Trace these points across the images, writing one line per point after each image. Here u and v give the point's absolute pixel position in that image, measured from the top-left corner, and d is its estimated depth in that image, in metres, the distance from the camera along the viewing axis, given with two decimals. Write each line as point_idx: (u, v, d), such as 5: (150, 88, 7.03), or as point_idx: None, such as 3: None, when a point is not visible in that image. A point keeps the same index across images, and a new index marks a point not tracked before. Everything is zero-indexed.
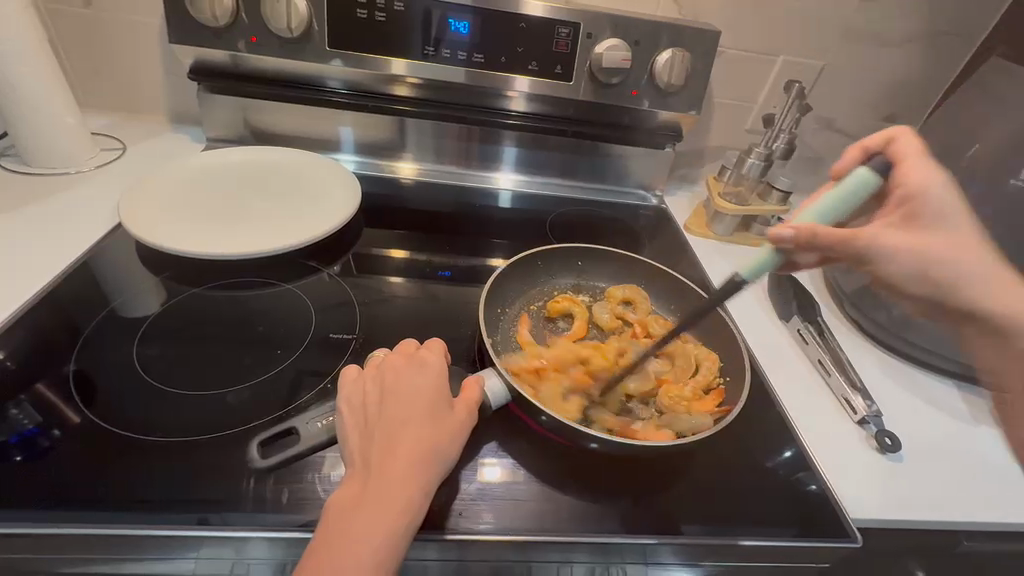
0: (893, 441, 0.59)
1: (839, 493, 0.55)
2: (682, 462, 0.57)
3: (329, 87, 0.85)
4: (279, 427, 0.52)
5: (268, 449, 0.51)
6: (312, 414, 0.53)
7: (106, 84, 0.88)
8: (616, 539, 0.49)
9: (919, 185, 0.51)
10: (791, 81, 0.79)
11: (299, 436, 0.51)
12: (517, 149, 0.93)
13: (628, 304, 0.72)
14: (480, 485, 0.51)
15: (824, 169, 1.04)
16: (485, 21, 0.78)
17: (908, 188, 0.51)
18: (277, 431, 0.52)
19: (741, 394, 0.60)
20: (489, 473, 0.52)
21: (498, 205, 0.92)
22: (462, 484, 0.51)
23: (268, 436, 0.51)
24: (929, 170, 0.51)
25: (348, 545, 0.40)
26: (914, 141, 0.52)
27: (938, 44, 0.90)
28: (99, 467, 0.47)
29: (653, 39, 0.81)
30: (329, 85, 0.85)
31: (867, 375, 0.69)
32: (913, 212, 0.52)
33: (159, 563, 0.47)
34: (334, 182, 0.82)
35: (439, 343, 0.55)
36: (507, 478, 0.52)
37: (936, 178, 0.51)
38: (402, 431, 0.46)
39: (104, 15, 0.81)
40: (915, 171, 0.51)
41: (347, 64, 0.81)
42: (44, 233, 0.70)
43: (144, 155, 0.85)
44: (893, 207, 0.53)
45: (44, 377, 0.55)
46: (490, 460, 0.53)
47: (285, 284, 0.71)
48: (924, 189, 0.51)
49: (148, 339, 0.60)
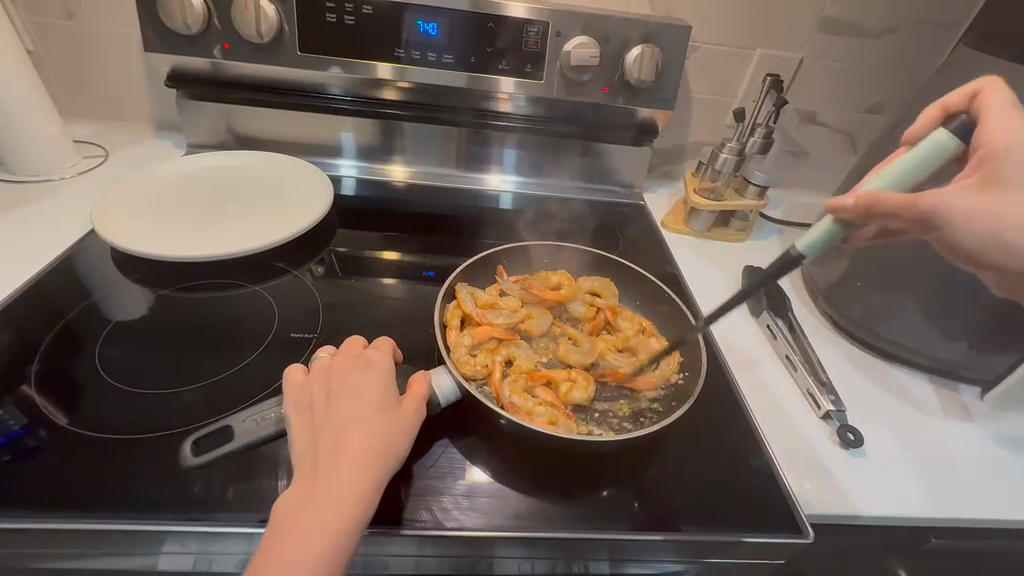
0: (856, 436, 0.58)
1: (792, 487, 0.54)
2: (642, 458, 0.56)
3: (332, 95, 0.87)
4: (210, 427, 0.52)
5: (201, 445, 0.51)
6: (248, 412, 0.53)
7: (90, 94, 0.90)
8: (574, 535, 0.49)
9: (1002, 141, 0.45)
10: (768, 75, 0.79)
11: (234, 432, 0.51)
12: (518, 152, 0.94)
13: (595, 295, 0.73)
14: (472, 484, 0.52)
15: (809, 163, 1.03)
16: (454, 21, 0.79)
17: (987, 143, 0.45)
18: (207, 430, 0.52)
19: (696, 385, 0.60)
20: (480, 473, 0.53)
21: (499, 206, 0.93)
22: (452, 484, 0.51)
23: (200, 433, 0.52)
24: (1014, 121, 0.45)
25: (298, 540, 0.40)
26: (1004, 95, 0.48)
27: (918, 33, 0.88)
28: (72, 467, 0.49)
29: (624, 36, 0.81)
30: (333, 92, 0.87)
31: (838, 370, 0.68)
32: (997, 176, 0.45)
33: (120, 558, 0.48)
34: (308, 182, 0.83)
35: (389, 342, 0.55)
36: (499, 477, 0.53)
37: (1015, 131, 0.45)
38: (349, 428, 0.46)
39: (86, 27, 0.84)
40: (1004, 130, 0.45)
41: (346, 71, 0.82)
42: (26, 238, 0.72)
43: (126, 162, 0.87)
44: (973, 169, 0.47)
45: (25, 381, 0.56)
46: (481, 460, 0.54)
47: (250, 285, 0.72)
48: (1008, 147, 0.44)
49: (116, 341, 0.61)
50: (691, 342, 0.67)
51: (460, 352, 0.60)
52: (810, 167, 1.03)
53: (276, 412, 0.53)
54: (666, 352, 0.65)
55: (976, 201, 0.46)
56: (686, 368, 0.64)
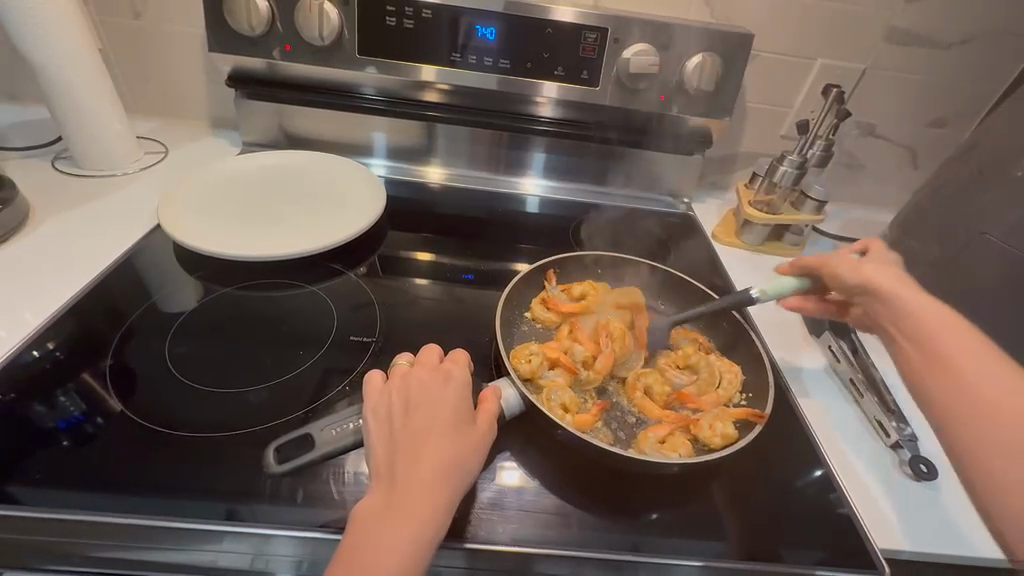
0: (928, 468, 0.56)
1: (867, 520, 0.52)
2: (703, 479, 0.55)
3: (366, 95, 0.87)
4: (294, 434, 0.53)
5: (281, 455, 0.51)
6: (326, 422, 0.53)
7: (152, 92, 0.93)
8: (635, 556, 0.48)
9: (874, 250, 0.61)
10: (832, 85, 0.76)
11: (314, 442, 0.52)
12: (548, 156, 0.93)
13: None
14: (501, 489, 0.51)
15: (864, 176, 0.99)
16: (511, 26, 0.79)
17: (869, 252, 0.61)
18: (291, 437, 0.52)
19: (767, 404, 0.60)
20: (509, 476, 0.52)
21: (527, 210, 0.92)
22: (483, 491, 0.50)
23: (282, 442, 0.52)
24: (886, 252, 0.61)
25: (378, 552, 0.40)
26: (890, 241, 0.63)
27: (995, 44, 0.84)
28: (132, 457, 0.50)
29: (682, 44, 0.80)
30: (366, 92, 0.87)
31: (904, 397, 0.65)
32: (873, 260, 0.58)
33: (176, 555, 0.48)
34: (361, 185, 0.84)
35: (465, 356, 0.55)
36: (529, 484, 0.52)
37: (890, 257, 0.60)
38: (428, 442, 0.46)
39: (152, 26, 0.86)
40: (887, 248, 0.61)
41: (385, 71, 0.82)
42: (92, 231, 0.74)
43: (184, 158, 0.89)
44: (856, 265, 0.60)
45: (86, 368, 0.57)
46: (509, 465, 0.53)
47: (309, 285, 0.73)
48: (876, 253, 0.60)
49: (180, 336, 0.63)
50: (751, 358, 0.66)
51: (525, 346, 0.61)
52: (865, 181, 1.00)
53: (354, 422, 0.53)
54: (728, 370, 0.64)
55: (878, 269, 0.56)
56: (748, 389, 0.63)
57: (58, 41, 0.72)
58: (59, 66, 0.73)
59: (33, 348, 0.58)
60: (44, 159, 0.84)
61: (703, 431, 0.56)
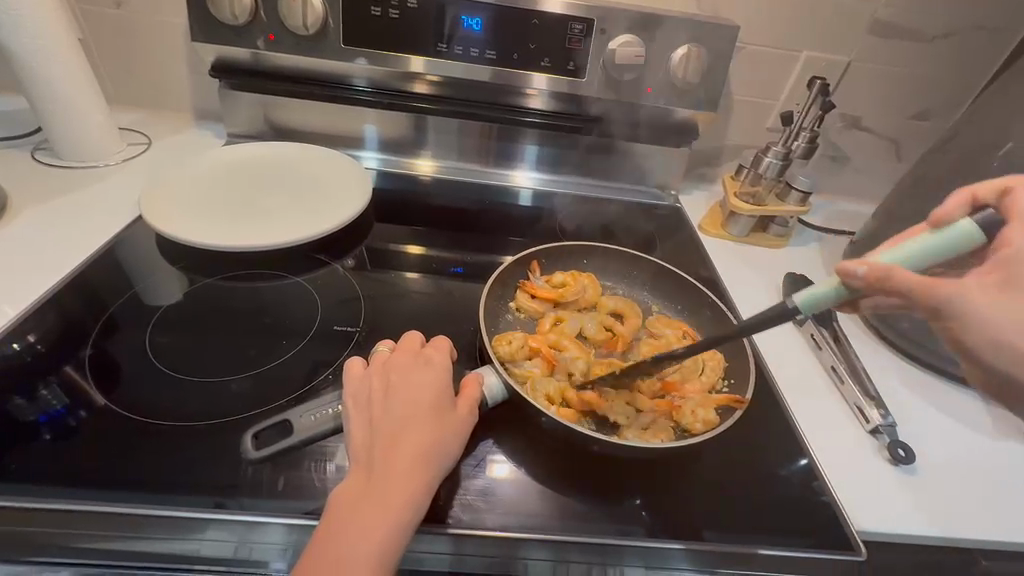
0: (906, 453, 0.57)
1: (843, 503, 0.53)
2: (687, 467, 0.56)
3: (355, 86, 0.86)
4: (273, 419, 0.53)
5: (260, 441, 0.51)
6: (306, 407, 0.53)
7: (133, 82, 0.92)
8: (619, 542, 0.48)
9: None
10: (817, 78, 0.77)
11: (294, 427, 0.51)
12: (539, 147, 0.93)
13: (618, 315, 0.71)
14: (493, 483, 0.51)
15: (849, 170, 1.00)
16: (497, 16, 0.78)
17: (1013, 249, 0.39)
18: (269, 423, 0.52)
19: (749, 389, 0.60)
20: (500, 469, 0.52)
21: (521, 204, 0.92)
22: (473, 480, 0.51)
23: (260, 428, 0.52)
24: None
25: (355, 534, 0.41)
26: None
27: (976, 39, 0.85)
28: (115, 448, 0.49)
29: (668, 35, 0.80)
30: (356, 84, 0.86)
31: (886, 385, 0.67)
32: (1014, 274, 0.39)
33: (159, 545, 0.48)
34: (348, 177, 0.83)
35: (446, 342, 0.55)
36: (520, 478, 0.52)
37: None
38: (407, 427, 0.46)
39: (133, 15, 0.85)
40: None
41: (371, 62, 0.82)
42: (73, 223, 0.73)
43: (168, 150, 0.88)
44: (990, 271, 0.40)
45: (68, 361, 0.57)
46: (501, 458, 0.53)
47: (295, 276, 0.72)
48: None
49: (163, 327, 0.62)
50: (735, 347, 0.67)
51: (508, 332, 0.62)
52: (850, 174, 1.01)
53: (333, 408, 0.53)
54: (711, 359, 0.64)
55: (991, 300, 0.39)
56: (731, 376, 0.64)
57: (35, 29, 0.71)
58: (36, 54, 0.72)
59: (14, 340, 0.57)
60: (24, 150, 0.83)
61: (686, 418, 0.57)
